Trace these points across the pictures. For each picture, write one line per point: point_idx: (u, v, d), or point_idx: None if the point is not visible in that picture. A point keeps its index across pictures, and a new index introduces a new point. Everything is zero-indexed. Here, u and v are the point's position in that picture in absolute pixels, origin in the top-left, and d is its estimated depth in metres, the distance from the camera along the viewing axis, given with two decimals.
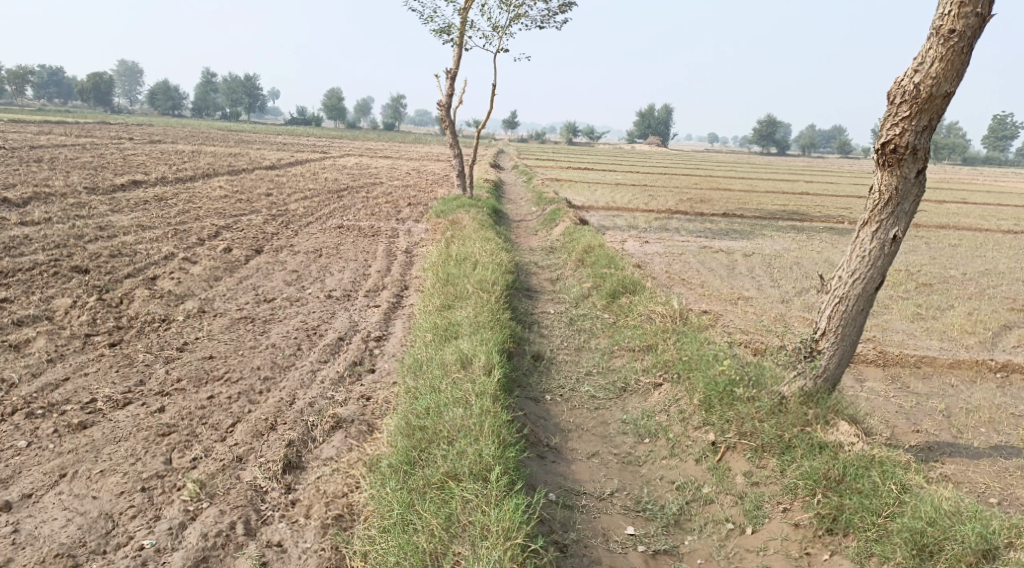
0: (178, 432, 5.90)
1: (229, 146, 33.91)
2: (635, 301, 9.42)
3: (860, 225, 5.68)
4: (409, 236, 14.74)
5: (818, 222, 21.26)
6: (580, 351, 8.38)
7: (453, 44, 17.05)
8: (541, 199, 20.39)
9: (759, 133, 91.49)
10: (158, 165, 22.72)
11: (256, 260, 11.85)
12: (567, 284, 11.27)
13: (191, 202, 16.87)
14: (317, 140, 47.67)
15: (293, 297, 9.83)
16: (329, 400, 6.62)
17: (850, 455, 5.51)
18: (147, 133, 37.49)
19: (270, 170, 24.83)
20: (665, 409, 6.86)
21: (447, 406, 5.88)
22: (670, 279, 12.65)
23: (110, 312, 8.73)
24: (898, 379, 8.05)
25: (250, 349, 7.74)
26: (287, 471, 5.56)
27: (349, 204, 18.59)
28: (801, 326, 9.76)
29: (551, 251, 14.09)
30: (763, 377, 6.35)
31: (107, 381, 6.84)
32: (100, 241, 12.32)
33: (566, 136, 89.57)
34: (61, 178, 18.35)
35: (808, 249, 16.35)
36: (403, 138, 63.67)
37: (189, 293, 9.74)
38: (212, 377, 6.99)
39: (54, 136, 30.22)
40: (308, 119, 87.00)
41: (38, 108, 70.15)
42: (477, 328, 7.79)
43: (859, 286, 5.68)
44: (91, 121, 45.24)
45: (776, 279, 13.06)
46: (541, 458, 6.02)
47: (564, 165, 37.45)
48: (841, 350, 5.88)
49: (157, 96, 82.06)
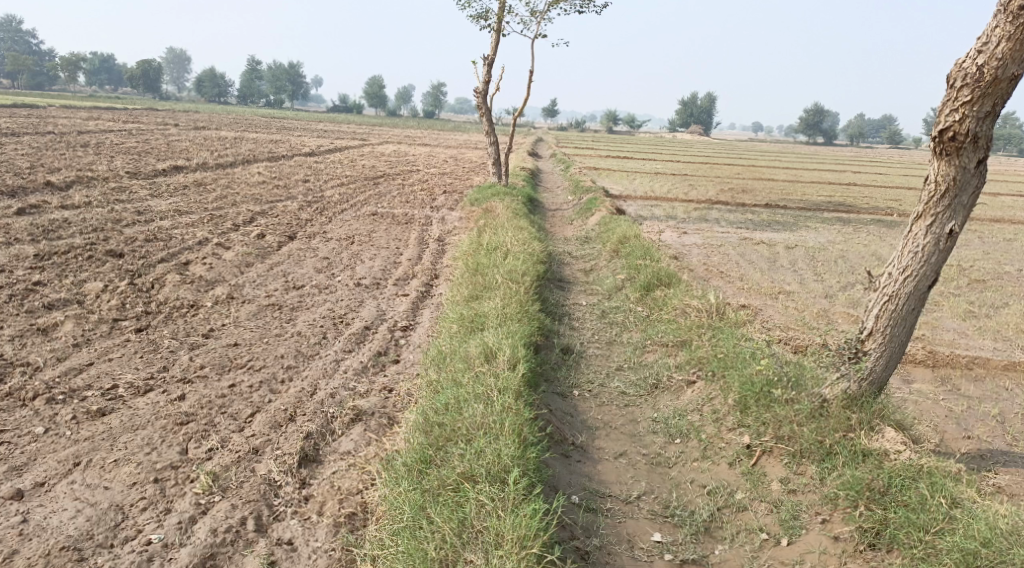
0: (196, 421, 5.79)
1: (270, 133, 34.12)
2: (670, 294, 9.11)
3: (913, 219, 5.30)
4: (443, 224, 14.57)
5: (865, 213, 20.56)
6: (611, 345, 8.11)
7: (491, 29, 16.78)
8: (577, 188, 20.07)
9: (806, 122, 89.43)
10: (200, 151, 22.94)
11: (288, 246, 11.78)
12: (601, 275, 10.98)
13: (229, 188, 16.94)
14: (358, 127, 47.77)
15: (322, 284, 9.71)
16: (351, 391, 6.46)
17: (896, 465, 5.17)
18: (192, 120, 38.02)
19: (309, 156, 24.91)
20: (698, 408, 6.57)
21: (469, 402, 5.68)
22: (708, 271, 12.27)
23: (140, 297, 8.69)
24: (948, 381, 7.62)
25: (275, 337, 7.62)
26: (302, 465, 5.42)
27: (385, 191, 18.51)
28: (844, 323, 9.35)
29: (586, 241, 13.80)
30: (803, 378, 6.01)
31: (130, 367, 6.78)
32: (137, 225, 12.38)
33: (607, 125, 88.66)
34: (105, 163, 18.57)
35: (854, 242, 15.77)
36: (443, 126, 63.65)
37: (220, 278, 9.68)
38: (235, 365, 6.88)
39: (103, 121, 30.84)
40: (349, 107, 87.47)
41: (90, 94, 71.69)
42: (505, 320, 7.57)
43: (910, 284, 5.30)
44: (137, 107, 45.96)
45: (819, 273, 12.59)
46: (565, 457, 5.79)
47: (602, 153, 36.94)
48: (889, 352, 5.50)
49: (205, 83, 83.33)
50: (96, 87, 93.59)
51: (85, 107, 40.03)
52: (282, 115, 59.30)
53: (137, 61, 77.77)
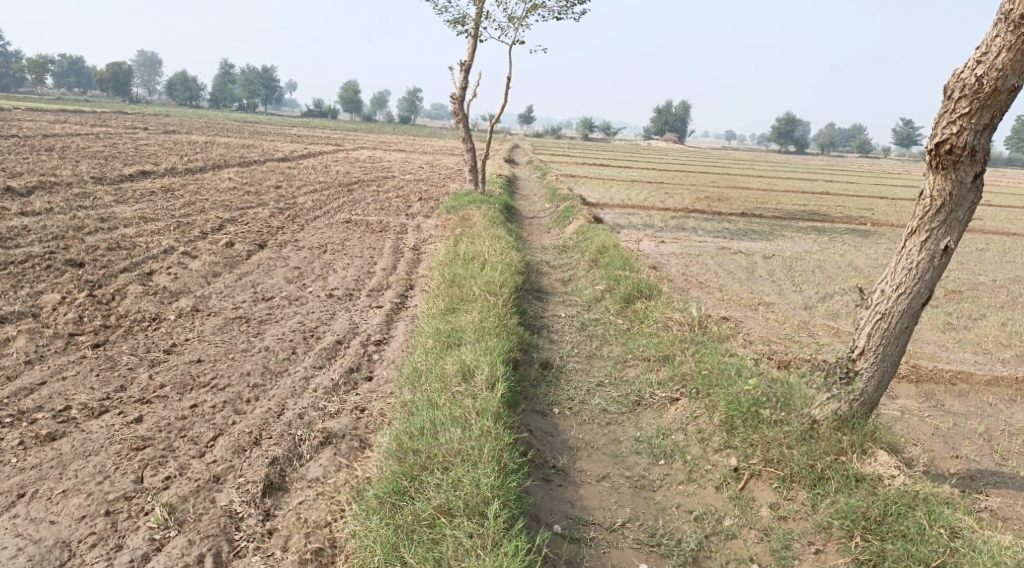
0: (153, 447, 5.49)
1: (243, 137, 33.54)
2: (650, 306, 8.90)
3: (906, 234, 5.14)
4: (418, 233, 14.27)
5: (840, 223, 20.61)
6: (591, 360, 7.87)
7: (468, 35, 16.55)
8: (554, 196, 19.87)
9: (778, 131, 90.36)
10: (169, 156, 22.40)
11: (258, 255, 11.41)
12: (580, 286, 10.75)
13: (198, 194, 16.49)
14: (333, 133, 47.26)
15: (292, 295, 9.37)
16: (320, 411, 6.15)
17: (890, 491, 4.99)
18: (162, 124, 37.30)
19: (282, 162, 24.46)
20: (682, 427, 6.34)
21: (446, 425, 5.41)
22: (687, 281, 12.11)
23: (100, 310, 8.30)
24: (933, 396, 7.47)
25: (242, 353, 7.28)
26: (266, 495, 5.14)
27: (359, 198, 18.16)
28: (826, 336, 9.20)
29: (563, 250, 13.58)
30: (792, 398, 5.81)
31: (85, 386, 6.41)
32: (100, 233, 11.93)
33: (582, 132, 88.81)
34: (69, 168, 18.01)
35: (831, 252, 15.72)
36: (418, 132, 63.27)
37: (185, 290, 9.30)
38: (198, 383, 6.53)
39: (70, 125, 30.07)
40: (324, 112, 86.70)
41: (58, 97, 70.25)
42: (483, 334, 7.30)
43: (904, 302, 5.13)
44: (107, 111, 44.98)
45: (798, 283, 12.47)
46: (546, 482, 5.54)
47: (578, 160, 36.84)
48: (882, 372, 5.33)
49: (176, 87, 82.10)
50: (64, 89, 91.88)
51: (51, 110, 39.12)
52: (255, 120, 58.50)
53: (106, 64, 76.44)
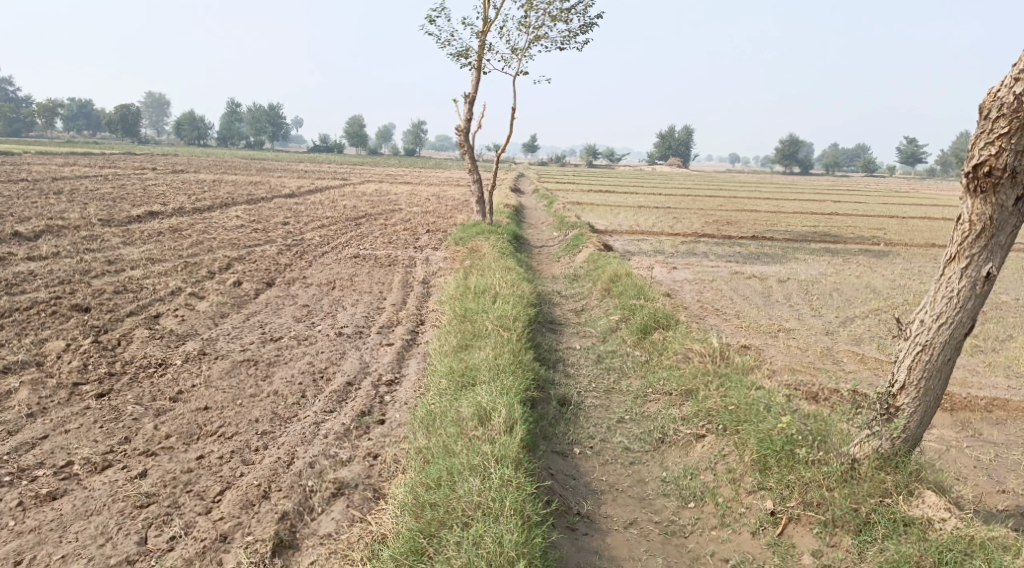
0: (157, 503, 5.25)
1: (251, 174, 33.63)
2: (669, 337, 8.61)
3: (945, 261, 4.90)
4: (427, 266, 14.07)
5: (853, 243, 20.28)
6: (610, 395, 7.59)
7: (472, 67, 16.47)
8: (563, 224, 19.68)
9: (783, 153, 90.26)
10: (177, 195, 22.36)
11: (266, 294, 11.22)
12: (594, 316, 10.48)
13: (206, 233, 16.38)
14: (341, 167, 47.45)
15: (301, 335, 9.13)
16: (332, 459, 5.88)
17: (942, 537, 4.77)
18: (170, 164, 37.44)
19: (289, 197, 24.39)
20: (711, 467, 6.04)
21: (463, 475, 5.15)
22: (702, 309, 11.84)
23: (104, 357, 8.08)
24: (969, 425, 7.10)
25: (250, 398, 7.03)
26: (276, 554, 4.91)
27: (367, 232, 18.02)
28: (851, 363, 8.88)
29: (575, 280, 13.33)
30: (828, 435, 5.52)
31: (88, 440, 6.16)
32: (107, 276, 11.76)
33: (586, 159, 88.94)
34: (77, 210, 17.94)
35: (846, 274, 15.41)
36: (423, 164, 63.44)
37: (192, 333, 9.08)
38: (205, 432, 6.28)
39: (78, 167, 30.13)
40: (329, 147, 87.44)
41: (67, 139, 70.91)
42: (498, 372, 7.03)
43: (945, 333, 4.87)
44: (116, 152, 45.33)
45: (816, 307, 12.18)
46: (570, 531, 5.27)
47: (584, 187, 36.77)
48: (924, 407, 5.05)
49: (184, 127, 82.83)
50: (73, 132, 92.92)
51: (60, 153, 39.43)
52: (264, 156, 58.90)
53: (115, 107, 77.34)
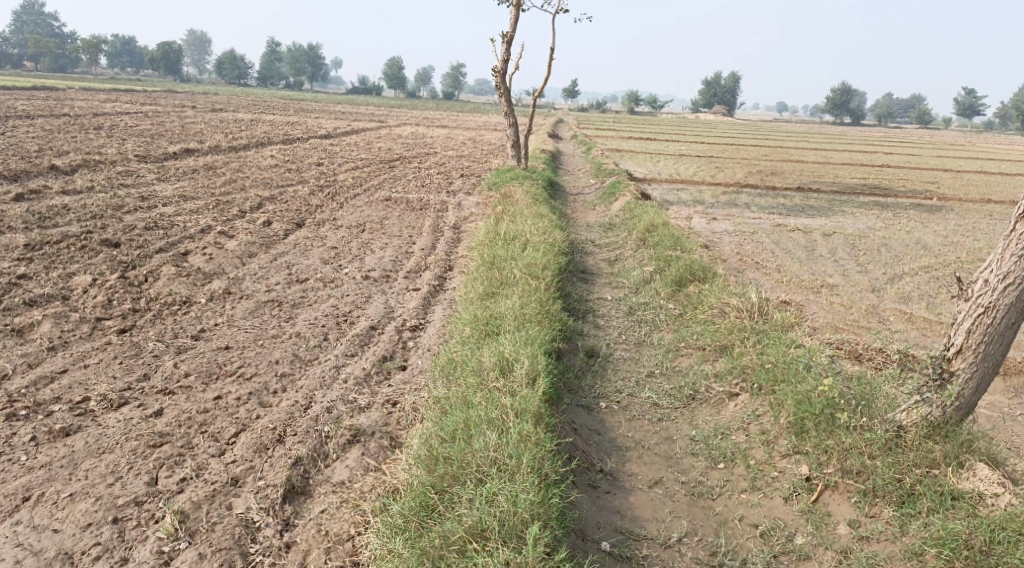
0: (170, 443, 5.16)
1: (288, 115, 33.38)
2: (705, 290, 8.25)
3: (1017, 216, 4.46)
4: (459, 211, 13.78)
5: (903, 197, 19.47)
6: (641, 348, 7.31)
7: (510, 4, 15.87)
8: (600, 171, 19.15)
9: (832, 103, 87.26)
10: (214, 134, 22.25)
11: (295, 235, 11.05)
12: (627, 266, 10.12)
13: (239, 172, 16.24)
14: (379, 109, 46.94)
15: (327, 277, 8.96)
16: (350, 405, 5.72)
17: (993, 514, 4.44)
18: (209, 102, 37.34)
19: (325, 138, 24.15)
20: (744, 427, 5.74)
21: (481, 429, 4.94)
22: (742, 262, 11.40)
23: (129, 293, 7.98)
24: (1022, 392, 6.64)
25: (272, 340, 6.88)
26: (287, 501, 4.80)
27: (401, 175, 17.74)
28: (897, 323, 8.46)
29: (610, 228, 12.93)
30: (873, 400, 5.16)
31: (106, 376, 6.08)
32: (139, 212, 11.69)
33: (627, 106, 86.95)
34: (114, 146, 17.91)
35: (895, 229, 14.77)
36: (461, 107, 62.59)
37: (219, 271, 8.96)
38: (224, 372, 6.16)
39: (120, 104, 30.21)
40: (369, 88, 86.74)
41: (111, 76, 71.18)
42: (524, 322, 6.78)
43: (1012, 294, 4.46)
44: (157, 91, 45.38)
45: (862, 263, 11.65)
46: (592, 489, 5.06)
47: (624, 134, 35.94)
48: (981, 373, 4.68)
49: (225, 65, 82.67)
50: (117, 68, 93.42)
51: (103, 90, 39.50)
52: (305, 97, 58.52)
53: (157, 44, 77.31)
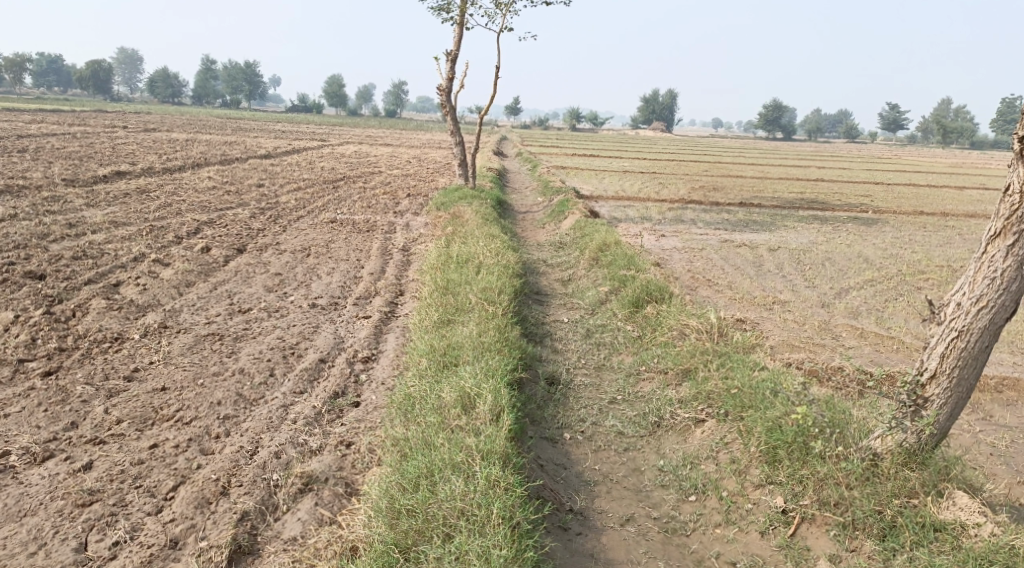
0: (101, 502, 4.78)
1: (226, 134, 32.44)
2: (662, 311, 8.09)
3: (988, 238, 4.43)
4: (407, 232, 13.45)
5: (841, 211, 19.86)
6: (601, 373, 7.10)
7: (454, 23, 15.68)
8: (548, 189, 19.05)
9: (766, 119, 89.69)
10: (147, 155, 21.39)
11: (236, 261, 10.57)
12: (581, 287, 9.93)
13: (175, 195, 15.58)
14: (320, 128, 46.23)
15: (272, 307, 8.53)
16: (301, 448, 5.35)
17: (977, 546, 4.37)
18: (142, 122, 36.05)
19: (265, 158, 23.49)
20: (713, 456, 5.57)
21: (445, 475, 4.69)
22: (694, 279, 11.36)
23: (56, 330, 7.43)
24: (979, 407, 6.57)
25: (213, 378, 6.43)
26: (232, 563, 4.46)
27: (345, 195, 17.30)
28: (851, 339, 8.46)
29: (560, 248, 12.76)
30: (845, 427, 5.06)
31: (28, 425, 5.58)
32: (66, 240, 11.03)
33: (569, 123, 87.71)
34: (40, 170, 17.01)
35: (837, 242, 15.01)
36: (404, 125, 62.05)
37: (154, 303, 8.45)
38: (160, 417, 5.72)
39: (46, 124, 28.90)
40: (309, 107, 85.50)
41: (36, 96, 68.44)
42: (483, 351, 6.51)
43: (985, 317, 4.42)
44: (87, 110, 43.73)
45: (810, 278, 11.74)
46: (562, 531, 4.81)
47: (568, 151, 36.09)
48: (955, 398, 4.62)
49: (158, 84, 80.41)
50: (42, 87, 90.12)
51: (27, 110, 37.76)
52: (242, 116, 57.24)
53: (86, 62, 74.79)
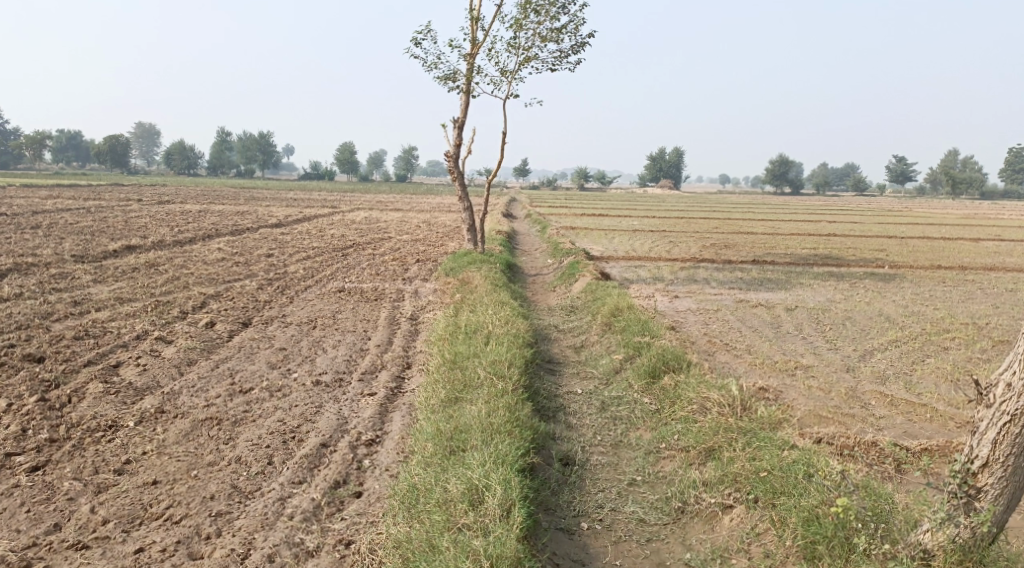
0: None
1: (238, 203, 32.62)
2: (681, 382, 7.69)
3: None
4: (415, 300, 13.19)
5: (857, 266, 19.46)
6: (619, 451, 6.67)
7: (460, 91, 15.71)
8: (558, 251, 18.82)
9: (773, 174, 90.05)
10: (158, 227, 21.41)
11: (240, 336, 10.31)
12: (594, 354, 9.55)
13: (183, 267, 15.46)
14: (332, 195, 46.67)
15: (274, 386, 8.19)
16: (297, 550, 5.06)
17: None
18: (156, 194, 36.42)
19: (275, 227, 23.49)
20: (744, 549, 5.14)
21: None
22: (711, 343, 10.96)
23: (48, 419, 7.10)
24: None
25: (208, 468, 6.07)
26: None
27: (354, 262, 17.13)
28: (880, 407, 8.01)
29: (571, 312, 12.42)
30: (890, 517, 4.78)
31: (9, 530, 5.27)
32: (70, 318, 10.85)
33: (578, 182, 88.32)
34: (50, 245, 16.99)
35: (856, 300, 14.59)
36: (414, 189, 62.63)
37: (152, 385, 8.12)
38: (148, 516, 5.39)
39: (63, 199, 29.22)
40: (321, 174, 86.77)
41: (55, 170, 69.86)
42: (492, 435, 6.11)
43: None
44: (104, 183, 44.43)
45: (831, 339, 11.32)
46: None
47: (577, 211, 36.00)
48: (1011, 488, 4.33)
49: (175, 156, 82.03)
50: (62, 162, 92.15)
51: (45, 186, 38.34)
52: (256, 185, 58.05)
53: (104, 137, 76.52)
